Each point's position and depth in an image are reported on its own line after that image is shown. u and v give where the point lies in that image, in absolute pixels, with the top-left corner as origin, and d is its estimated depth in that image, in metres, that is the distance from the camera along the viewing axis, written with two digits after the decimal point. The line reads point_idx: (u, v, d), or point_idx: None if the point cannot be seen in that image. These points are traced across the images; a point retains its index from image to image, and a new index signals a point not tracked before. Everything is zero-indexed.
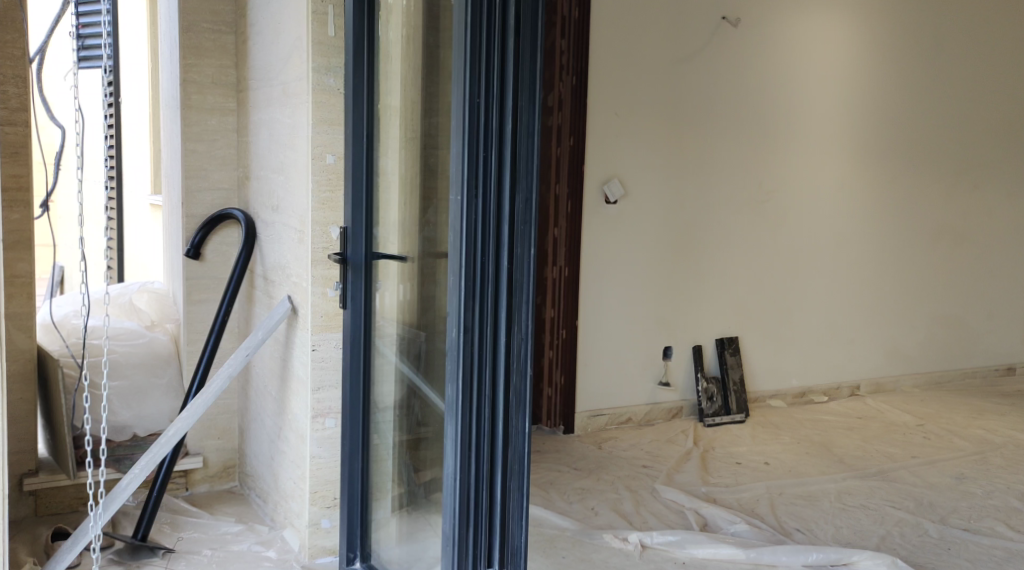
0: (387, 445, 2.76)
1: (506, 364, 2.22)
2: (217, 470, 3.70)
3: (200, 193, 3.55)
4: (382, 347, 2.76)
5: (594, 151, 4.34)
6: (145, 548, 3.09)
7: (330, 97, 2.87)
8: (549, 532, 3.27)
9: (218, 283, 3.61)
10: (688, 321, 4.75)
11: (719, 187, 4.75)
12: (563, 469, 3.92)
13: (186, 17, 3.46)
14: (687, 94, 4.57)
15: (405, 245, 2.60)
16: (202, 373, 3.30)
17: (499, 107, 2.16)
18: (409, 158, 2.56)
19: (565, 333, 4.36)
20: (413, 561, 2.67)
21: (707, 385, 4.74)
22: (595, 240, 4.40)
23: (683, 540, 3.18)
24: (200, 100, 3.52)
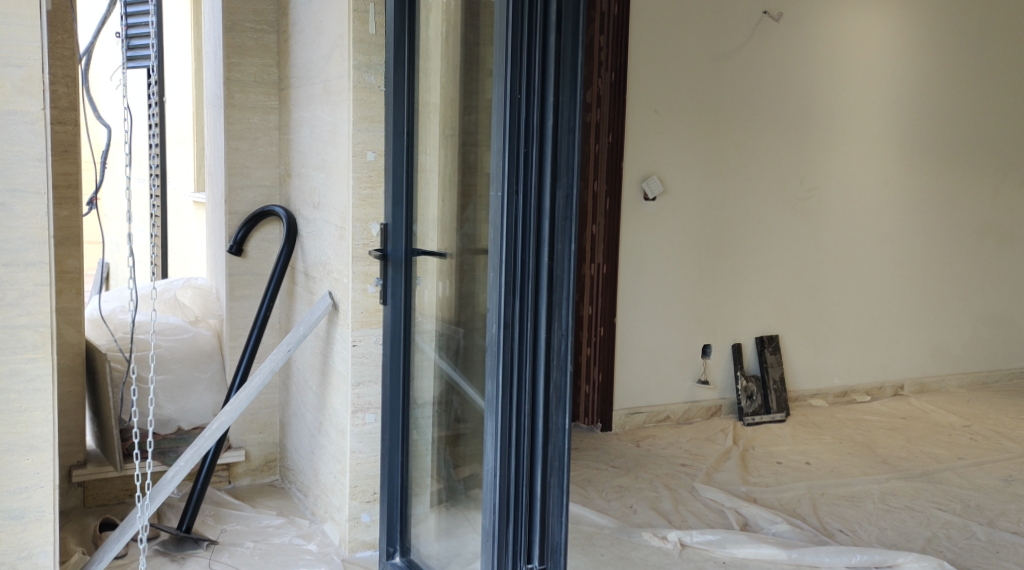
0: (427, 440, 2.78)
1: (546, 360, 2.22)
2: (258, 464, 3.75)
3: (242, 190, 3.60)
4: (421, 343, 2.78)
5: (633, 148, 4.32)
6: (190, 539, 3.13)
7: (371, 95, 2.89)
8: (587, 529, 3.27)
9: (260, 279, 3.65)
10: (728, 319, 4.72)
11: (760, 184, 4.71)
12: (601, 467, 3.92)
13: (229, 17, 3.51)
14: (727, 90, 4.54)
15: (444, 241, 2.62)
16: (244, 367, 3.34)
17: (540, 103, 2.16)
18: (447, 156, 2.57)
19: (604, 331, 4.34)
20: (451, 556, 2.68)
21: (746, 383, 4.70)
22: (633, 237, 4.39)
23: (724, 539, 3.16)
24: (243, 99, 3.56)
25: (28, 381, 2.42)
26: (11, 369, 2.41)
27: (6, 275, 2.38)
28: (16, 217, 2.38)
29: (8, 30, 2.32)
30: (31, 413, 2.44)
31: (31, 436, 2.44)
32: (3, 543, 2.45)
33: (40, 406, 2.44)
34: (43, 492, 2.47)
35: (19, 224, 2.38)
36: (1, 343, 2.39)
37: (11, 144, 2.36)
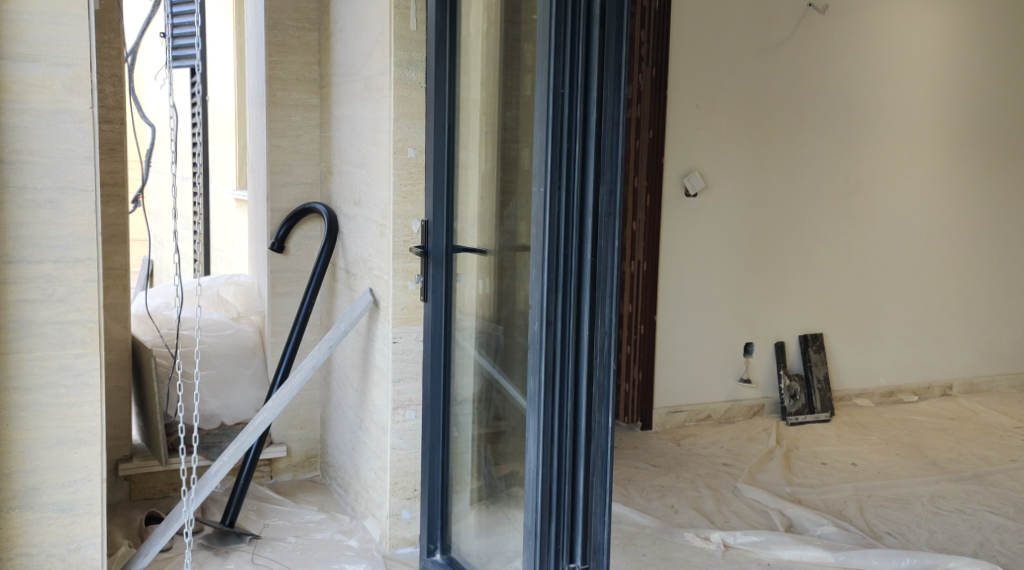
0: (466, 438, 2.78)
1: (589, 359, 2.20)
2: (299, 459, 3.78)
3: (283, 187, 3.62)
4: (461, 340, 2.78)
5: (674, 143, 4.28)
6: (234, 533, 3.16)
7: (412, 91, 2.89)
8: (628, 528, 3.25)
9: (301, 276, 3.68)
10: (772, 317, 4.66)
11: (804, 180, 4.65)
12: (641, 466, 3.89)
13: (271, 15, 3.53)
14: (770, 85, 4.48)
15: (485, 238, 2.61)
16: (287, 363, 3.36)
17: (584, 98, 2.14)
18: (487, 152, 2.56)
19: (644, 329, 4.31)
20: (493, 554, 2.67)
21: (790, 382, 4.64)
22: (674, 234, 4.34)
23: (768, 540, 3.12)
24: (285, 96, 3.58)
25: (77, 376, 2.46)
26: (60, 364, 2.45)
27: (56, 271, 2.42)
28: (65, 214, 2.42)
29: (57, 30, 2.36)
30: (79, 408, 2.47)
31: (80, 430, 2.48)
32: (52, 535, 2.50)
33: (88, 400, 2.48)
34: (91, 486, 2.51)
35: (68, 221, 2.42)
36: (51, 338, 2.43)
37: (60, 142, 2.39)
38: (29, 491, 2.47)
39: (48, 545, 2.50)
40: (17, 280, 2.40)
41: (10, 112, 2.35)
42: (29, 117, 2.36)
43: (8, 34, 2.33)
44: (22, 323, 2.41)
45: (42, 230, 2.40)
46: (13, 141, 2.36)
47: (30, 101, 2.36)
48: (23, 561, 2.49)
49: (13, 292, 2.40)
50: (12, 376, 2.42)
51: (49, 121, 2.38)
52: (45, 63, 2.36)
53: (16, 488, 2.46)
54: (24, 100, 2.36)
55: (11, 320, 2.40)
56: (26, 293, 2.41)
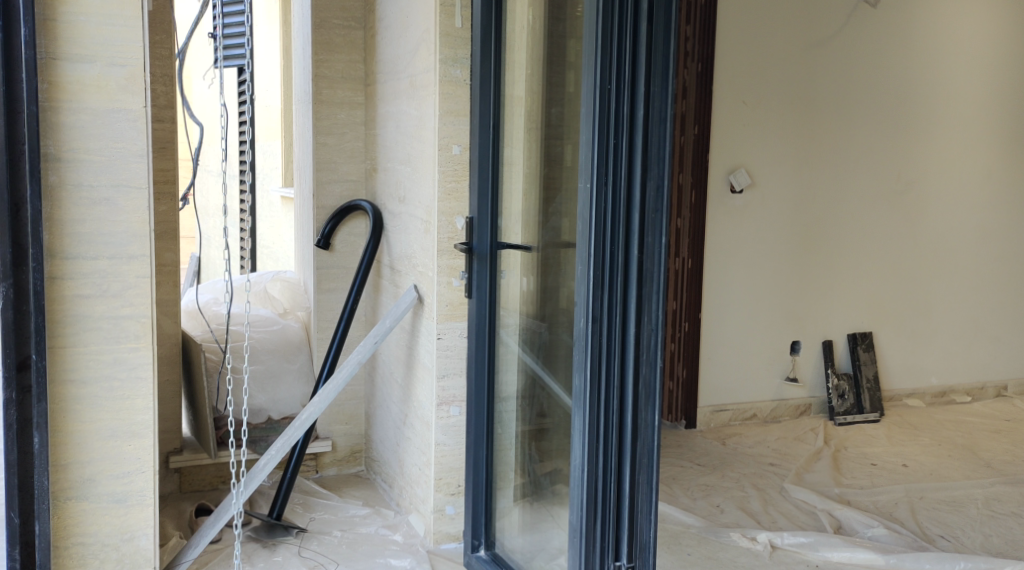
0: (510, 435, 2.78)
1: (635, 356, 2.19)
2: (344, 454, 3.82)
3: (330, 184, 3.65)
4: (505, 337, 2.78)
5: (720, 139, 4.24)
6: (280, 526, 3.20)
7: (456, 89, 2.90)
8: (673, 527, 3.23)
9: (346, 273, 3.71)
10: (819, 315, 4.60)
11: (853, 176, 4.58)
12: (686, 465, 3.87)
13: (318, 14, 3.56)
14: (819, 79, 4.43)
15: (529, 235, 2.60)
16: (332, 359, 3.39)
17: (631, 93, 2.13)
18: (532, 150, 2.56)
19: (688, 326, 4.29)
20: (536, 551, 2.68)
21: (838, 382, 4.58)
22: (720, 230, 4.30)
23: (817, 541, 3.09)
24: (331, 94, 3.62)
25: (131, 370, 2.53)
26: (114, 357, 2.51)
27: (110, 267, 2.48)
28: (119, 211, 2.47)
29: (112, 31, 2.41)
30: (133, 401, 2.54)
31: (134, 423, 2.55)
32: (107, 525, 2.57)
33: (141, 394, 2.54)
34: (144, 478, 2.58)
35: (123, 218, 2.48)
36: (106, 333, 2.49)
37: (115, 140, 2.45)
38: (85, 482, 2.53)
39: (103, 535, 2.57)
40: (74, 276, 2.46)
41: (67, 112, 2.40)
42: (85, 116, 2.42)
43: (65, 35, 2.38)
44: (78, 318, 2.47)
45: (97, 227, 2.46)
46: (70, 140, 2.42)
47: (86, 101, 2.42)
48: (79, 550, 2.55)
49: (70, 287, 2.46)
50: (68, 369, 2.48)
51: (104, 120, 2.43)
52: (100, 64, 2.42)
53: (72, 479, 2.52)
54: (80, 100, 2.41)
55: (68, 314, 2.46)
56: (82, 288, 2.47)
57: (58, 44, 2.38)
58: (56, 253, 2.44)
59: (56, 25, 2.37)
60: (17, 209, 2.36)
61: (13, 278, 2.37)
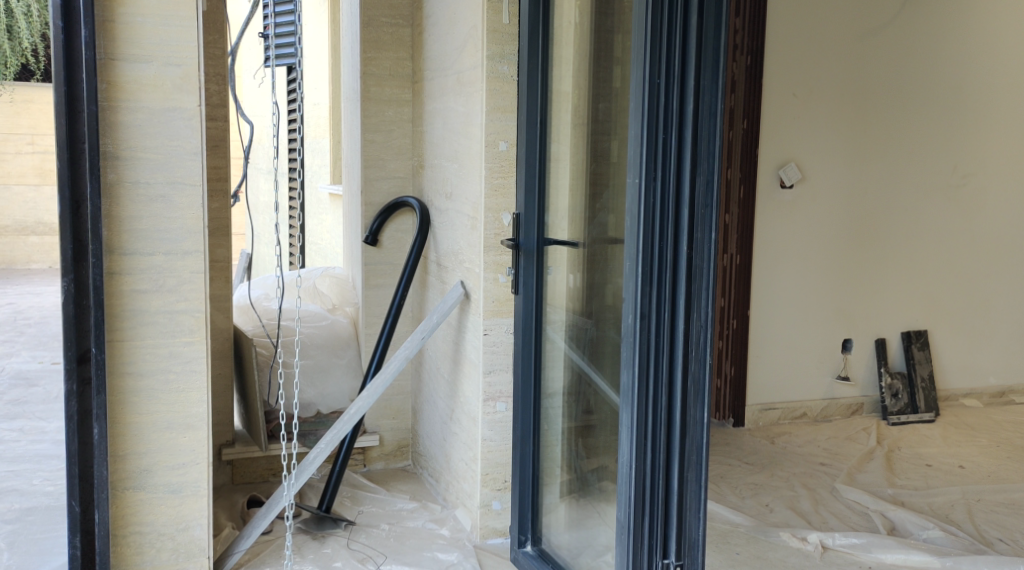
0: (557, 431, 2.78)
1: (684, 353, 2.18)
2: (392, 448, 3.85)
3: (377, 181, 3.68)
4: (552, 334, 2.78)
5: (770, 133, 4.19)
6: (329, 519, 3.23)
7: (504, 85, 2.90)
8: (721, 526, 3.21)
9: (393, 269, 3.73)
10: (872, 312, 4.52)
11: (907, 170, 4.49)
12: (734, 463, 3.84)
13: (366, 12, 3.59)
14: (872, 71, 4.35)
15: (576, 231, 2.59)
16: (380, 354, 3.42)
17: (680, 88, 2.11)
18: (580, 146, 2.55)
19: (736, 324, 4.26)
20: (583, 548, 2.67)
21: (891, 381, 4.50)
22: (769, 226, 4.25)
23: (869, 543, 3.05)
24: (379, 92, 3.64)
25: (185, 363, 2.57)
26: (170, 351, 2.56)
27: (166, 262, 2.53)
28: (175, 208, 2.52)
29: (167, 31, 2.46)
30: (188, 394, 2.59)
31: (188, 415, 2.59)
32: (163, 514, 2.62)
33: (195, 387, 2.59)
34: (198, 469, 2.62)
35: (178, 215, 2.52)
36: (162, 327, 2.54)
37: (170, 139, 2.49)
38: (141, 472, 2.59)
39: (159, 524, 2.62)
40: (131, 271, 2.51)
41: (125, 111, 2.46)
42: (142, 115, 2.47)
43: (123, 35, 2.43)
44: (135, 312, 2.53)
45: (153, 223, 2.51)
46: (127, 138, 2.47)
47: (142, 100, 2.46)
48: (136, 539, 2.61)
49: (128, 282, 2.51)
50: (126, 362, 2.54)
51: (160, 119, 2.48)
52: (156, 63, 2.46)
53: (129, 469, 2.58)
54: (137, 99, 2.46)
55: (126, 308, 2.52)
56: (139, 283, 2.52)
57: (116, 44, 2.43)
58: (114, 249, 2.49)
59: (115, 25, 2.42)
60: (77, 206, 2.42)
61: (74, 273, 2.43)
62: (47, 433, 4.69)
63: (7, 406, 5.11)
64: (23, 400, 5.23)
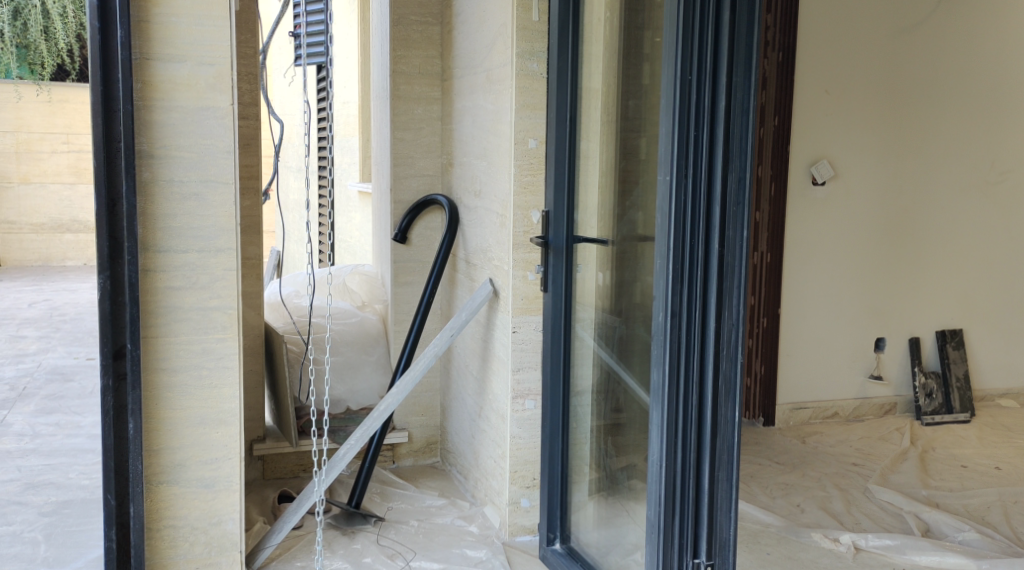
0: (586, 429, 2.77)
1: (715, 351, 2.17)
2: (421, 445, 3.87)
3: (407, 178, 3.69)
4: (581, 332, 2.77)
5: (801, 130, 4.16)
6: (359, 515, 3.24)
7: (533, 82, 2.89)
8: (752, 526, 3.18)
9: (422, 266, 3.74)
10: (905, 311, 4.47)
11: (942, 168, 4.44)
12: (764, 463, 3.81)
13: (396, 11, 3.60)
14: (906, 67, 4.30)
15: (605, 228, 2.58)
16: (409, 351, 3.43)
17: (712, 85, 2.10)
18: (609, 143, 2.54)
19: (767, 322, 4.23)
20: (612, 546, 2.66)
21: (925, 380, 4.45)
22: (801, 224, 4.22)
23: (903, 545, 3.01)
24: (408, 90, 3.66)
25: (218, 359, 2.60)
26: (203, 347, 2.59)
27: (199, 260, 2.55)
28: (208, 205, 2.54)
29: (201, 31, 2.48)
30: (220, 390, 2.61)
31: (221, 411, 2.62)
32: (196, 509, 2.65)
33: (228, 383, 2.62)
34: (231, 464, 2.65)
35: (210, 212, 2.55)
36: (195, 324, 2.57)
37: (203, 138, 2.51)
38: (175, 467, 2.62)
39: (193, 518, 2.65)
40: (165, 268, 2.54)
41: (159, 110, 2.48)
42: (176, 114, 2.49)
43: (158, 35, 2.46)
44: (169, 309, 2.55)
45: (187, 221, 2.53)
46: (162, 137, 2.49)
47: (176, 99, 2.49)
48: (170, 533, 2.64)
49: (162, 279, 2.54)
50: (161, 358, 2.56)
51: (193, 118, 2.50)
52: (190, 63, 2.49)
53: (163, 464, 2.61)
54: (171, 98, 2.49)
55: (161, 305, 2.55)
56: (173, 280, 2.55)
57: (151, 44, 2.45)
58: (149, 247, 2.52)
59: (150, 26, 2.45)
60: (113, 204, 2.44)
61: (110, 271, 2.46)
62: (82, 427, 4.76)
63: (44, 400, 5.20)
64: (59, 395, 5.32)
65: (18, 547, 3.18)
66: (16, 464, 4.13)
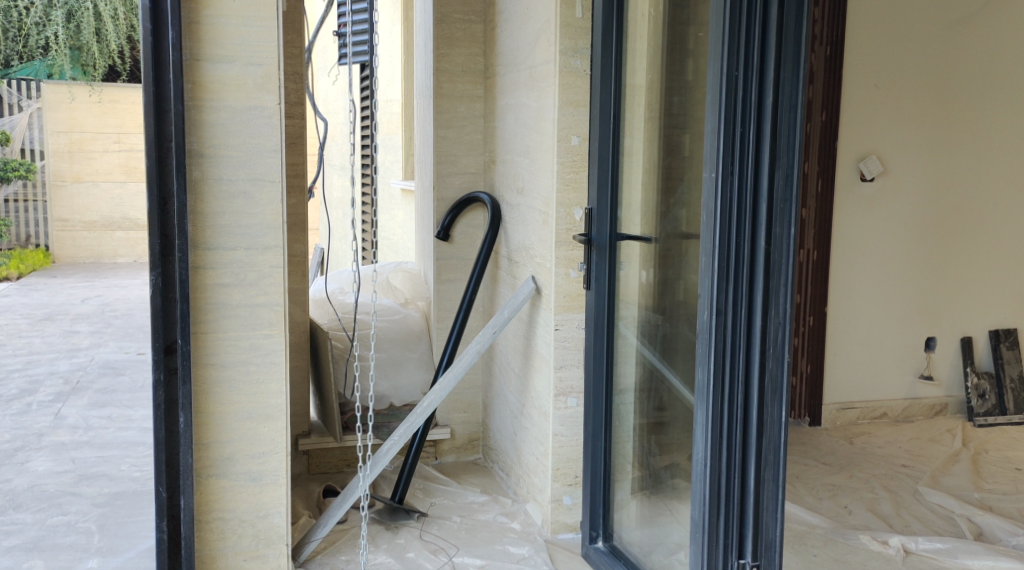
0: (629, 427, 2.76)
1: (761, 350, 2.15)
2: (463, 441, 3.88)
3: (449, 176, 3.70)
4: (623, 329, 2.76)
5: (849, 125, 4.10)
6: (402, 510, 3.27)
7: (577, 79, 2.87)
8: (798, 527, 3.15)
9: (465, 264, 3.75)
10: (956, 310, 4.38)
11: (995, 163, 4.34)
12: (811, 463, 3.76)
13: (439, 10, 3.62)
14: (957, 61, 4.22)
15: (649, 225, 2.57)
16: (451, 348, 3.44)
17: (759, 80, 2.08)
18: (653, 140, 2.53)
19: (813, 321, 4.19)
20: (655, 545, 2.65)
21: (977, 381, 4.36)
22: (848, 221, 4.17)
23: (955, 548, 2.95)
24: (451, 89, 3.67)
25: (265, 355, 2.63)
26: (250, 343, 2.62)
27: (247, 257, 2.59)
28: (256, 204, 2.57)
29: (249, 32, 2.51)
30: (267, 385, 2.64)
31: (268, 406, 2.65)
32: (244, 501, 2.69)
33: (275, 378, 2.65)
34: (277, 458, 2.68)
35: (258, 210, 2.58)
36: (243, 320, 2.60)
37: (251, 137, 2.55)
38: (224, 461, 2.66)
39: (241, 511, 2.69)
40: (215, 266, 2.57)
41: (209, 110, 2.52)
42: (225, 113, 2.53)
43: (208, 36, 2.49)
44: (218, 305, 2.59)
45: (235, 219, 2.57)
46: (211, 137, 2.53)
47: (225, 99, 2.52)
48: (219, 525, 2.68)
49: (211, 276, 2.57)
50: (210, 354, 2.60)
51: (241, 117, 2.54)
52: (239, 63, 2.52)
53: (212, 457, 2.65)
54: (220, 98, 2.52)
55: (210, 302, 2.58)
56: (222, 277, 2.58)
57: (201, 45, 2.49)
58: (199, 244, 2.55)
59: (199, 27, 2.48)
60: (165, 202, 2.48)
61: (161, 268, 2.50)
62: (133, 420, 4.85)
63: (96, 394, 5.31)
64: (111, 388, 5.42)
65: (73, 537, 3.26)
66: (71, 456, 4.23)
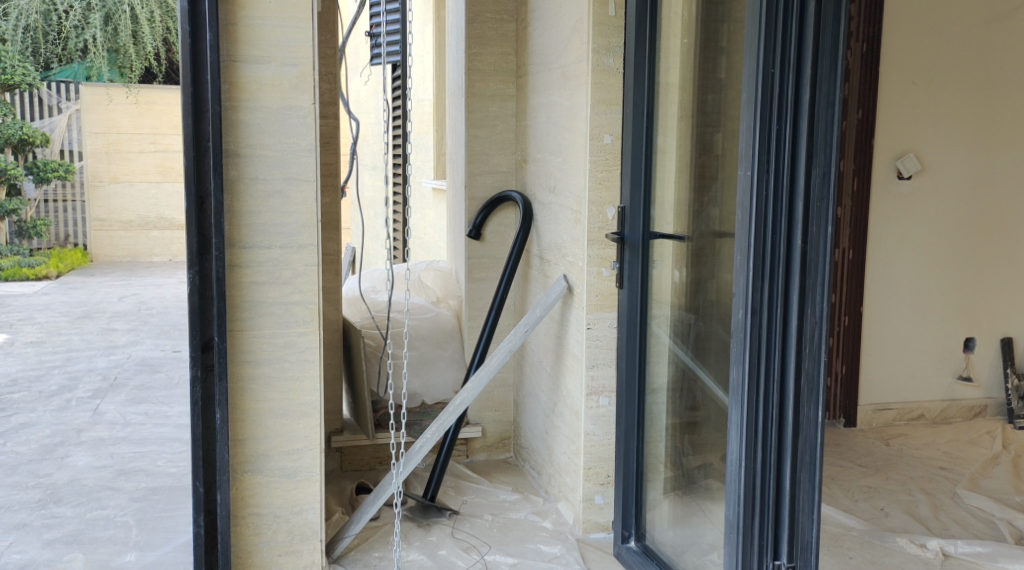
0: (661, 427, 2.74)
1: (797, 350, 2.13)
2: (494, 440, 3.89)
3: (481, 175, 3.71)
4: (656, 329, 2.75)
5: (885, 123, 4.06)
6: (434, 508, 3.28)
7: (609, 78, 2.86)
8: (833, 529, 3.12)
9: (496, 262, 3.76)
10: (996, 311, 4.31)
11: None
12: (846, 465, 3.72)
13: (471, 9, 3.62)
14: (998, 58, 4.15)
15: (682, 224, 2.55)
16: (483, 347, 3.44)
17: (796, 77, 2.05)
18: (687, 138, 2.51)
19: (848, 321, 4.14)
20: (688, 545, 2.63)
21: (1018, 382, 4.28)
22: (885, 220, 4.12)
23: (995, 552, 2.91)
24: (483, 88, 3.66)
25: (299, 352, 2.65)
26: (285, 341, 2.64)
27: (282, 256, 2.60)
28: (291, 203, 2.59)
29: (285, 32, 2.53)
30: (301, 382, 2.66)
31: (302, 403, 2.67)
32: (279, 497, 2.71)
33: (308, 375, 2.67)
34: (311, 455, 2.70)
35: (293, 210, 2.60)
36: (278, 317, 2.62)
37: (287, 137, 2.56)
38: (259, 457, 2.68)
39: (275, 507, 2.71)
40: (251, 264, 2.59)
41: (245, 110, 2.54)
42: (261, 113, 2.55)
43: (244, 37, 2.51)
44: (253, 303, 2.61)
45: (271, 218, 2.59)
46: (247, 136, 2.55)
47: (261, 99, 2.54)
48: (254, 520, 2.71)
49: (246, 274, 2.60)
50: (245, 351, 2.62)
51: (277, 117, 2.55)
52: (274, 64, 2.53)
53: (248, 453, 2.67)
54: (257, 99, 2.54)
55: (246, 300, 2.60)
56: (257, 276, 2.60)
57: (237, 46, 2.51)
58: (235, 243, 2.58)
59: (236, 28, 2.50)
60: (202, 201, 2.50)
61: (199, 266, 2.52)
62: (170, 417, 4.91)
63: (133, 391, 5.38)
64: (148, 385, 5.49)
65: (112, 531, 3.31)
66: (109, 451, 4.29)
